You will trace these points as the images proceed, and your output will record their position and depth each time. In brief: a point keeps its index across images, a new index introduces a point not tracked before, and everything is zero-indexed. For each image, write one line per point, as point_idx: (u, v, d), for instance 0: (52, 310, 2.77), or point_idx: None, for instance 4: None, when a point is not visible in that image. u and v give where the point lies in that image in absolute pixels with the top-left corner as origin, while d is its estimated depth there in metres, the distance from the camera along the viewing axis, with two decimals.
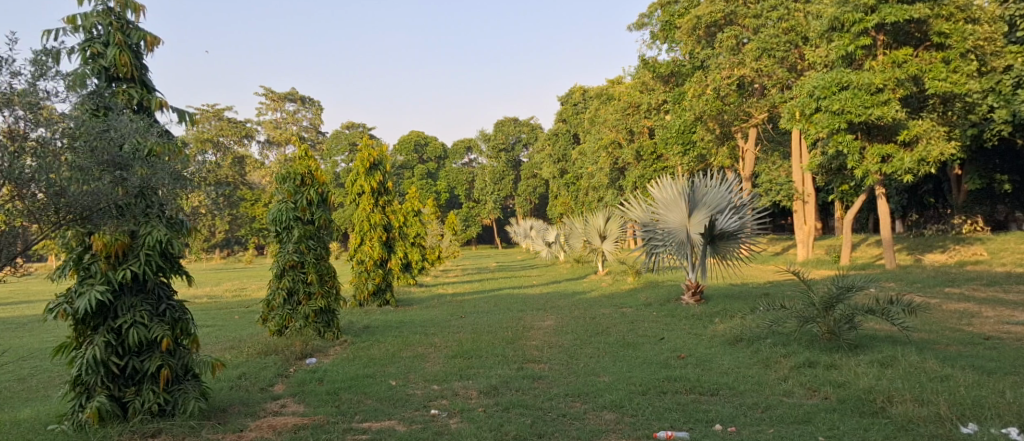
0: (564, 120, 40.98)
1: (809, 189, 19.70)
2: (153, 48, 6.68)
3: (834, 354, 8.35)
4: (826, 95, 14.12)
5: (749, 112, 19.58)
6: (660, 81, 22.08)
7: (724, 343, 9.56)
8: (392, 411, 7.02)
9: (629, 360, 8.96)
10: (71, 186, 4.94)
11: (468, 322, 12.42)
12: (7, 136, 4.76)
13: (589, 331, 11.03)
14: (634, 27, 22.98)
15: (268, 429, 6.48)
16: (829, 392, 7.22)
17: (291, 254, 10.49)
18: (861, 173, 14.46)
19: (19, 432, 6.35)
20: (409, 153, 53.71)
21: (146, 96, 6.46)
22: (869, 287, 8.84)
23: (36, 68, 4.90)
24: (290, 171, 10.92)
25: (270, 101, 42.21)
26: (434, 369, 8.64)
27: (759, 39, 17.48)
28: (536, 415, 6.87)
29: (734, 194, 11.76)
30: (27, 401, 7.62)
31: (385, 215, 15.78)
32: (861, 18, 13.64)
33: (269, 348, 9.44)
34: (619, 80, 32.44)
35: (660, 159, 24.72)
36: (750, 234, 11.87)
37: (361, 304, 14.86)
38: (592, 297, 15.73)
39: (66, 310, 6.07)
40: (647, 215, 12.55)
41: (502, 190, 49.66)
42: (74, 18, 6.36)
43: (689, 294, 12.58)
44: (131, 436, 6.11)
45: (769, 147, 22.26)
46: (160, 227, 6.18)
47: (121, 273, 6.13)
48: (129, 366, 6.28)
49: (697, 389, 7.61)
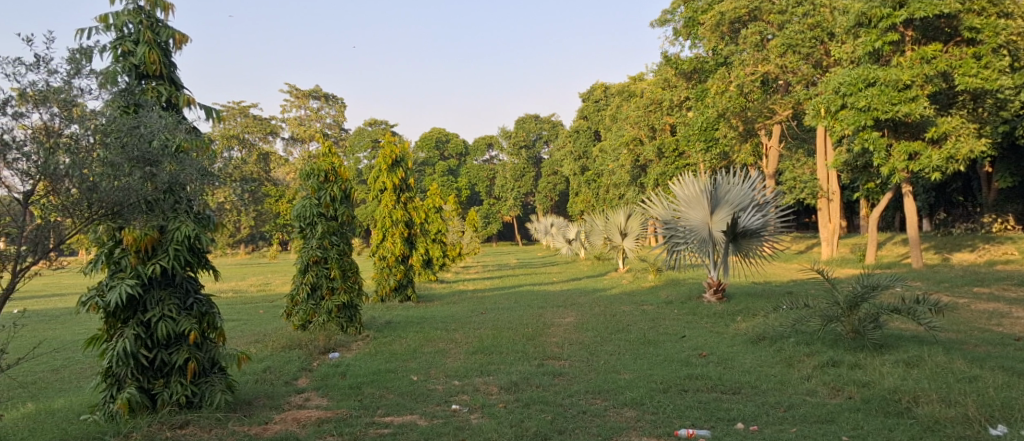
0: (585, 116, 40.82)
1: (834, 186, 19.48)
2: (182, 45, 6.77)
3: (858, 354, 8.28)
4: (852, 91, 13.97)
5: (774, 109, 19.37)
6: (683, 77, 22.00)
7: (746, 342, 9.51)
8: (414, 406, 7.08)
9: (650, 358, 8.93)
10: (103, 182, 5.00)
11: (488, 318, 12.45)
12: (43, 133, 4.90)
13: (609, 328, 11.02)
14: (657, 23, 22.93)
15: (292, 422, 6.57)
16: (853, 391, 7.17)
17: (315, 249, 10.58)
18: (888, 170, 14.30)
19: (52, 422, 6.47)
20: (430, 150, 53.96)
21: (174, 93, 6.54)
22: (895, 286, 8.75)
23: (71, 65, 4.99)
24: (315, 167, 11.03)
25: (294, 98, 42.48)
26: (455, 365, 8.69)
27: (784, 35, 17.30)
28: (556, 411, 6.89)
29: (757, 192, 11.69)
30: (61, 392, 7.77)
31: (407, 212, 15.87)
32: (889, 13, 13.45)
33: (294, 342, 9.55)
34: (640, 77, 32.36)
35: (683, 156, 24.60)
36: (773, 231, 11.78)
37: (383, 299, 14.98)
38: (612, 294, 15.73)
39: (98, 302, 6.17)
40: (668, 213, 12.48)
41: (522, 187, 49.70)
42: (106, 17, 6.46)
43: (711, 292, 12.48)
44: (160, 426, 6.17)
45: (794, 144, 22.00)
46: (188, 222, 6.27)
47: (150, 268, 6.21)
48: (158, 358, 6.39)
49: (719, 387, 7.59)
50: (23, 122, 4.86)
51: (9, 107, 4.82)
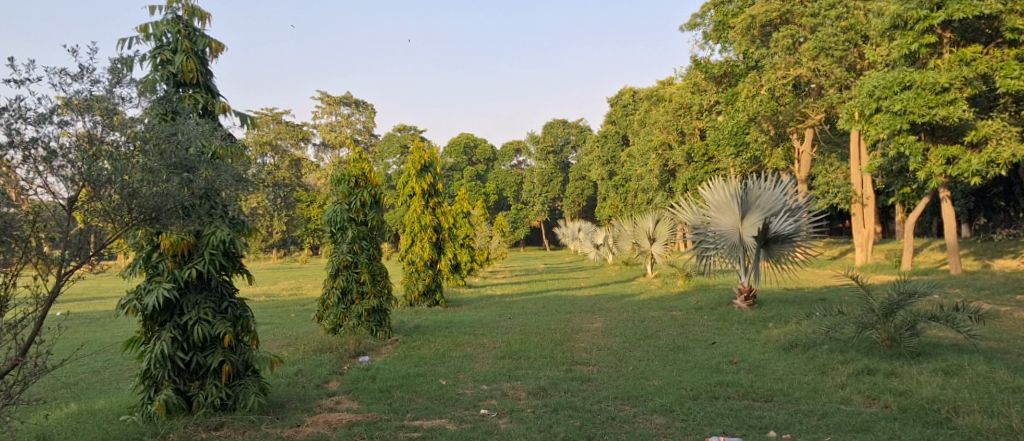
0: (613, 121, 40.65)
1: (868, 191, 19.18)
2: (218, 53, 6.85)
3: (894, 362, 8.13)
4: (887, 95, 13.74)
5: (806, 113, 19.14)
6: (712, 81, 21.83)
7: (778, 349, 9.37)
8: (443, 410, 7.08)
9: (680, 364, 8.85)
10: (143, 188, 5.08)
11: (516, 323, 12.43)
12: (86, 140, 4.99)
13: (638, 334, 10.95)
14: (686, 27, 22.79)
15: (323, 425, 6.61)
16: (889, 400, 7.03)
17: (345, 254, 10.65)
18: (924, 175, 14.01)
19: (93, 422, 6.56)
20: (458, 155, 54.22)
21: (210, 101, 6.62)
22: (933, 293, 8.57)
23: (112, 75, 5.07)
24: (345, 172, 11.11)
25: (325, 104, 42.91)
26: (483, 369, 8.68)
27: (817, 38, 17.04)
28: (585, 417, 6.85)
29: (789, 197, 11.55)
30: (100, 393, 7.91)
31: (435, 217, 15.90)
32: (926, 15, 13.22)
33: (324, 345, 9.62)
34: (669, 81, 32.20)
35: (712, 161, 24.41)
36: (805, 236, 11.59)
37: (412, 304, 15.04)
38: (641, 300, 15.63)
39: (136, 305, 6.26)
40: (697, 218, 12.40)
41: (550, 192, 49.63)
42: (145, 27, 6.57)
43: (742, 298, 12.34)
44: (196, 428, 6.24)
45: (827, 148, 21.66)
46: (223, 227, 6.35)
47: (186, 272, 6.30)
48: (194, 360, 6.45)
49: (750, 394, 7.49)
50: (66, 130, 4.95)
51: (54, 116, 4.91)
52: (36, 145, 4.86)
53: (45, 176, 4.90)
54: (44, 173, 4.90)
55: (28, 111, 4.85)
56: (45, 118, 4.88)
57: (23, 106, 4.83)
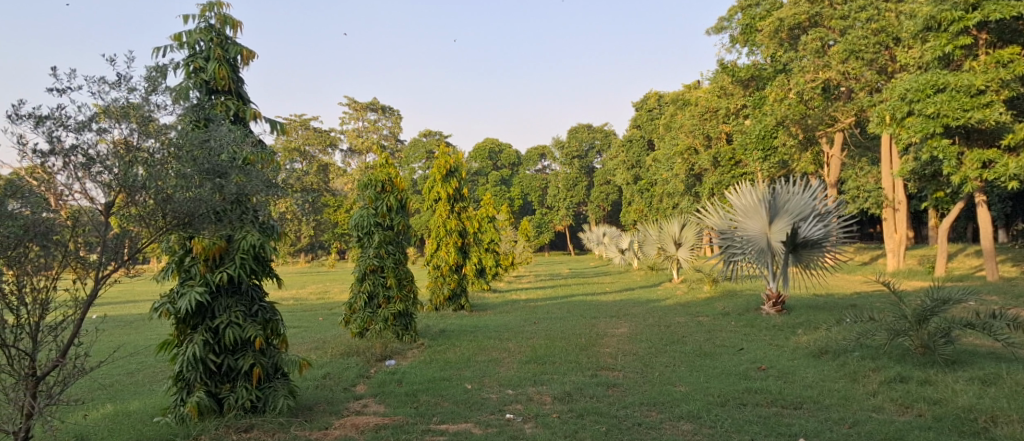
0: (639, 125, 40.45)
1: (900, 196, 18.87)
2: (249, 61, 6.92)
3: (929, 370, 7.97)
4: (920, 98, 13.50)
5: (835, 116, 18.90)
6: (739, 85, 21.66)
7: (808, 356, 9.23)
8: (469, 414, 7.06)
9: (707, 370, 8.75)
10: (177, 193, 5.12)
11: (541, 328, 12.39)
12: (122, 147, 5.07)
13: (664, 339, 10.85)
14: (713, 31, 22.64)
15: (351, 427, 6.62)
16: (923, 409, 6.90)
17: (372, 258, 10.70)
18: (959, 179, 13.75)
19: (128, 423, 6.65)
20: (483, 160, 54.39)
21: (241, 107, 6.69)
22: (968, 300, 8.38)
23: (148, 83, 5.14)
24: (372, 178, 11.17)
25: (352, 110, 43.23)
26: (509, 374, 8.66)
27: (846, 41, 16.83)
28: (611, 423, 6.80)
29: (819, 201, 11.38)
30: (134, 394, 8.02)
31: (461, 222, 15.91)
32: (961, 16, 12.99)
33: (352, 349, 9.67)
34: (695, 85, 32.02)
35: (739, 165, 24.20)
36: (835, 242, 11.41)
37: (437, 308, 15.06)
38: (667, 305, 15.51)
39: (169, 309, 6.32)
40: (725, 223, 12.27)
41: (575, 197, 49.51)
42: (179, 35, 6.66)
43: (770, 304, 12.18)
44: (227, 430, 6.29)
45: (857, 152, 21.35)
46: (254, 232, 6.40)
47: (217, 276, 6.34)
48: (225, 363, 6.50)
49: (779, 401, 7.38)
50: (104, 137, 5.03)
51: (93, 123, 5.00)
52: (75, 152, 4.94)
53: (83, 182, 4.98)
54: (82, 179, 4.98)
55: (68, 119, 4.93)
56: (84, 125, 4.95)
57: (63, 114, 4.91)
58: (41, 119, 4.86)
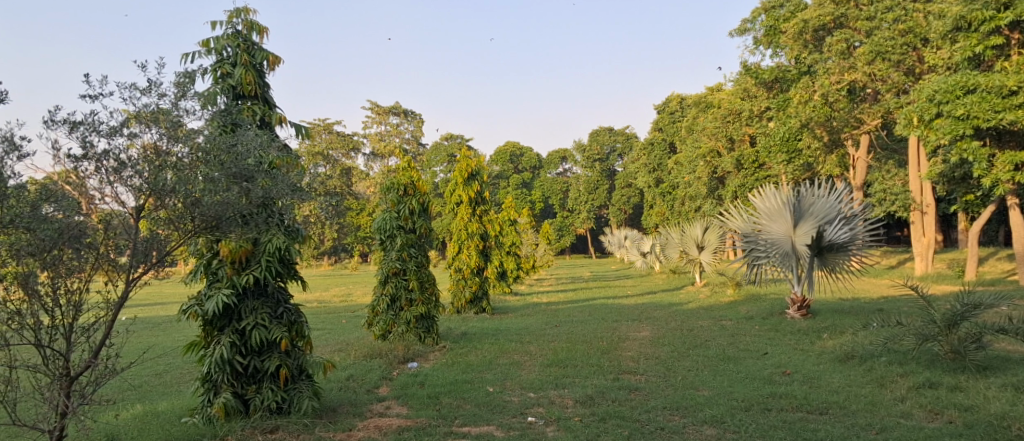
0: (660, 128, 40.25)
1: (928, 199, 18.58)
2: (275, 66, 6.97)
3: (959, 376, 7.82)
4: (949, 99, 13.30)
5: (861, 118, 18.68)
6: (763, 87, 21.46)
7: (833, 360, 9.10)
8: (490, 417, 7.04)
9: (731, 374, 8.66)
10: (205, 197, 5.14)
11: (562, 331, 12.35)
12: (151, 153, 5.11)
13: (687, 343, 10.76)
14: (736, 33, 22.47)
15: (374, 429, 6.63)
16: (953, 415, 6.77)
17: (394, 261, 10.73)
18: (990, 181, 13.49)
19: (156, 423, 6.71)
20: (505, 163, 54.49)
21: (267, 112, 6.73)
22: (999, 304, 8.22)
23: (178, 89, 5.19)
24: (394, 181, 11.19)
25: (375, 114, 43.46)
26: (530, 377, 8.63)
27: (873, 42, 16.63)
28: (633, 427, 6.74)
29: (844, 204, 11.24)
30: (162, 395, 8.08)
31: (482, 224, 15.91)
32: (992, 16, 12.78)
33: (375, 352, 9.70)
34: (718, 87, 31.82)
35: (763, 168, 23.99)
36: (861, 245, 11.26)
37: (458, 311, 15.08)
38: (689, 309, 15.41)
39: (197, 311, 6.36)
40: (748, 226, 12.16)
41: (596, 199, 49.35)
42: (207, 41, 6.71)
43: (795, 308, 12.04)
44: (252, 431, 6.32)
45: (883, 155, 21.05)
46: (279, 235, 6.44)
47: (244, 278, 6.38)
48: (252, 365, 6.54)
49: (805, 407, 7.29)
50: (134, 142, 5.08)
51: (124, 128, 5.05)
52: (107, 157, 5.00)
53: (114, 185, 5.03)
54: (113, 183, 5.03)
55: (100, 125, 4.99)
56: (115, 131, 5.01)
57: (96, 120, 4.97)
58: (75, 125, 4.92)
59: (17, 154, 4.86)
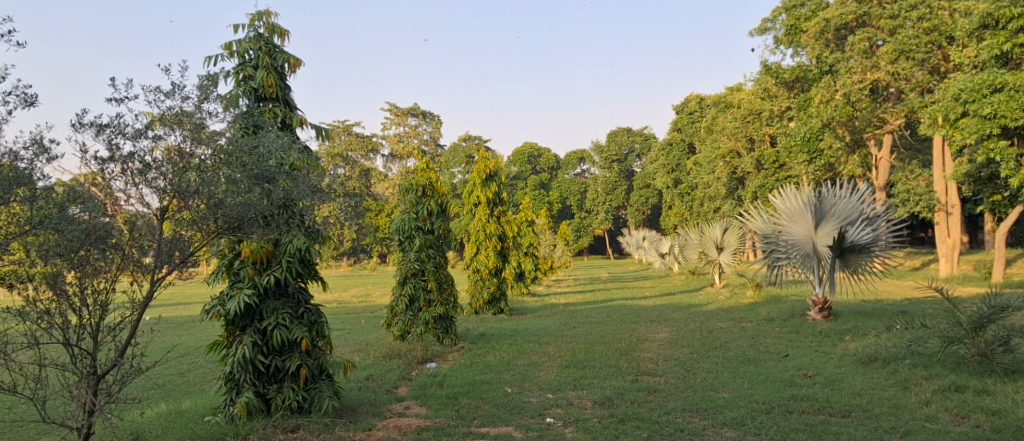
0: (680, 129, 40.05)
1: (954, 199, 18.30)
2: (296, 69, 6.98)
3: (985, 379, 7.68)
4: (975, 98, 13.09)
5: (884, 118, 18.48)
6: (783, 87, 21.26)
7: (856, 363, 8.98)
8: (509, 417, 7.01)
9: (751, 377, 8.56)
10: (228, 198, 5.15)
11: (580, 332, 12.29)
12: (175, 155, 5.13)
13: (707, 345, 10.67)
14: (757, 32, 22.29)
15: (394, 429, 6.61)
16: (980, 419, 6.66)
17: (413, 262, 10.73)
18: (1017, 181, 13.25)
19: (180, 422, 6.74)
20: (522, 164, 54.50)
21: (288, 114, 6.75)
22: None
23: (201, 91, 5.21)
24: (413, 182, 11.21)
25: (393, 115, 43.60)
26: (548, 378, 8.59)
27: (897, 41, 16.47)
28: (652, 428, 6.68)
29: (867, 205, 11.09)
30: (186, 394, 8.13)
31: (500, 225, 15.89)
32: (1020, 13, 12.56)
33: (393, 352, 9.70)
34: (738, 87, 31.60)
35: (783, 168, 23.78)
36: (884, 246, 11.11)
37: (477, 312, 15.06)
38: (709, 310, 15.29)
39: (219, 311, 6.39)
40: (769, 227, 12.02)
41: (614, 200, 49.19)
42: (229, 44, 6.74)
43: (817, 310, 11.88)
44: (274, 430, 6.33)
45: (906, 155, 20.79)
46: (300, 236, 6.45)
47: (265, 279, 6.40)
48: (273, 365, 6.55)
49: (826, 409, 7.19)
50: (158, 144, 5.10)
51: (149, 131, 5.08)
52: (132, 159, 5.02)
53: (139, 187, 5.06)
54: (138, 185, 5.05)
55: (126, 127, 5.01)
56: (140, 133, 5.03)
57: (121, 123, 4.99)
58: (101, 127, 4.95)
59: (45, 156, 4.89)
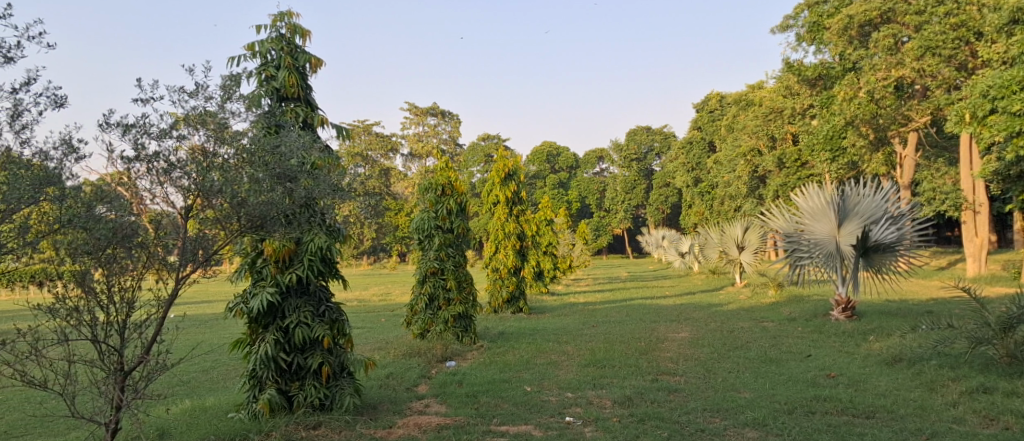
0: (700, 127, 39.78)
1: (981, 197, 17.98)
2: (317, 68, 6.99)
3: (1014, 381, 7.53)
4: (1004, 95, 12.79)
5: (909, 115, 18.27)
6: (805, 84, 21.02)
7: (880, 363, 8.85)
8: (528, 416, 6.97)
9: (773, 377, 8.47)
10: (251, 197, 5.16)
11: (600, 331, 12.22)
12: (199, 154, 5.14)
13: (728, 344, 10.57)
14: (778, 29, 22.07)
15: (414, 427, 6.60)
16: (1009, 421, 6.53)
17: (432, 260, 10.72)
18: None
19: (204, 418, 6.76)
20: (541, 164, 54.45)
21: (310, 114, 6.75)
22: None
23: (224, 92, 5.22)
24: (432, 181, 11.21)
25: (413, 115, 43.71)
26: (567, 377, 8.54)
27: (923, 37, 16.19)
28: (673, 428, 6.62)
29: (891, 203, 10.93)
30: (211, 391, 8.17)
31: (519, 224, 15.85)
32: None
33: (413, 350, 9.70)
34: (759, 85, 31.34)
35: (805, 167, 23.54)
36: (909, 245, 10.94)
37: (496, 311, 15.03)
38: (730, 309, 15.17)
39: (243, 309, 6.41)
40: (791, 226, 11.88)
41: (633, 199, 48.96)
42: (252, 45, 6.76)
43: (840, 310, 11.72)
44: (296, 426, 6.34)
45: (931, 152, 20.49)
46: (321, 235, 6.45)
47: (288, 277, 6.42)
48: (295, 362, 6.57)
49: (850, 410, 7.09)
50: (182, 144, 5.12)
51: (173, 130, 5.10)
52: (157, 158, 5.04)
53: (164, 186, 5.07)
54: (164, 184, 5.07)
55: (151, 127, 5.04)
56: (165, 133, 5.05)
57: (147, 123, 5.02)
58: (127, 127, 4.98)
59: (74, 155, 4.93)
